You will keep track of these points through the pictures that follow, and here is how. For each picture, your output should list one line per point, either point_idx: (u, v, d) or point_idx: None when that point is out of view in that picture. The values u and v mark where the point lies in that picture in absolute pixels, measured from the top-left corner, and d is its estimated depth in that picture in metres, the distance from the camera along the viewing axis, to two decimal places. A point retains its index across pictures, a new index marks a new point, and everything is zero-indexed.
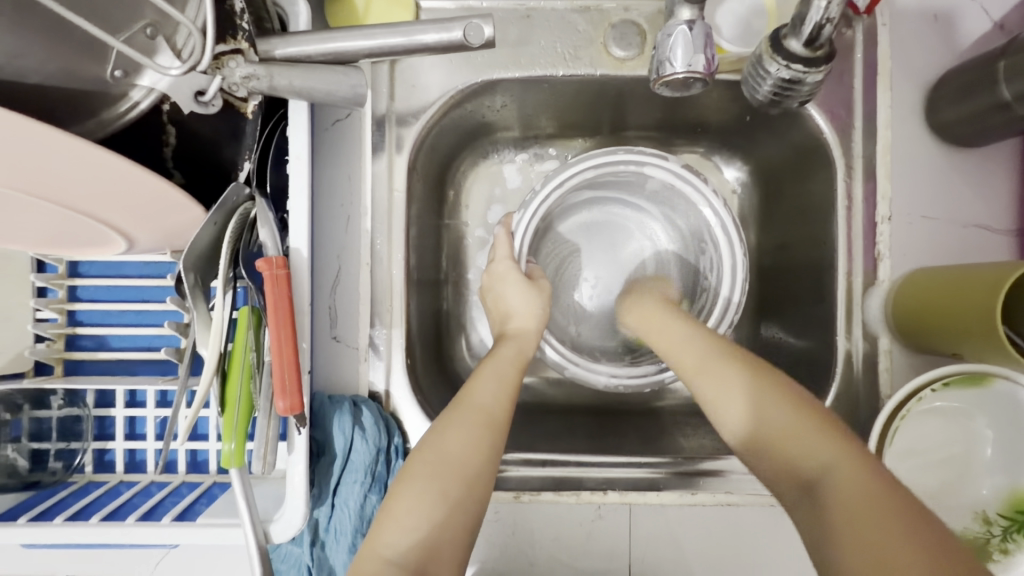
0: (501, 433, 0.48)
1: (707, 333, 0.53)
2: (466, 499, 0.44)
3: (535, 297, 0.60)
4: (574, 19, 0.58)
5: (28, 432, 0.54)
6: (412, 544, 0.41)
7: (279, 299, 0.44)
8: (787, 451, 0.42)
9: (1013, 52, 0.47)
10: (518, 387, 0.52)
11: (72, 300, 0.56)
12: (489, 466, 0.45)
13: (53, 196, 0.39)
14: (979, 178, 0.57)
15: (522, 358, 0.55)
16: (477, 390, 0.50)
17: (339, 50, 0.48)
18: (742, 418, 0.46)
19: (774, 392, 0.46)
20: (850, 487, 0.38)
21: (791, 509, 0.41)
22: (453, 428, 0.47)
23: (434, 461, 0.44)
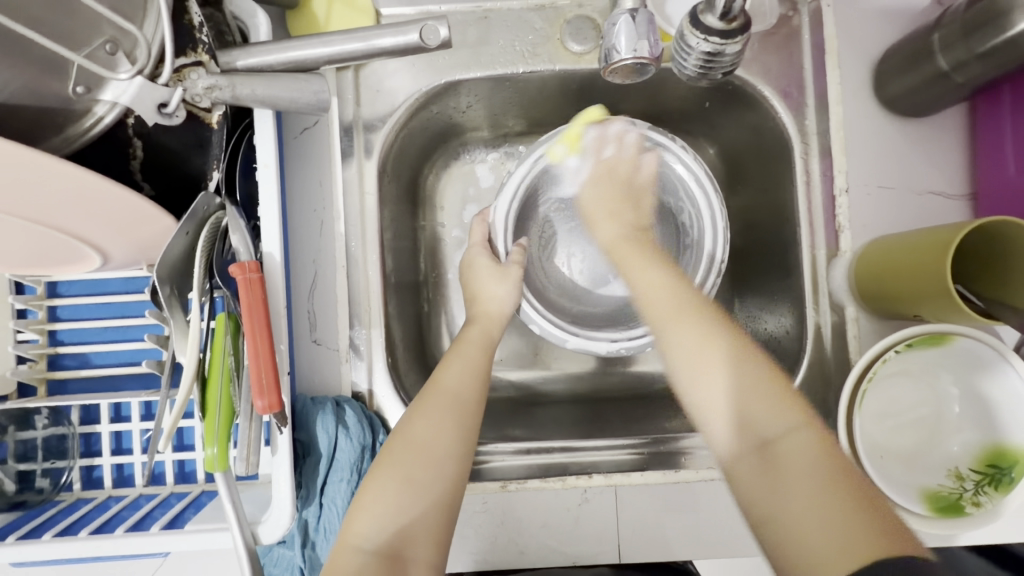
0: (475, 414, 0.50)
1: (676, 279, 0.55)
2: (438, 475, 0.46)
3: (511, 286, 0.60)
4: (530, 17, 0.60)
5: (15, 453, 0.54)
6: (387, 524, 0.43)
7: (253, 302, 0.45)
8: (747, 411, 0.45)
9: (945, 24, 0.49)
10: (487, 370, 0.54)
11: (52, 320, 0.57)
12: (462, 444, 0.48)
13: (27, 214, 0.40)
14: (931, 146, 0.58)
15: (488, 342, 0.57)
16: (446, 373, 0.52)
17: (298, 58, 0.50)
18: (717, 363, 0.47)
19: (739, 350, 0.48)
20: (809, 452, 0.42)
21: (738, 466, 0.43)
22: (424, 413, 0.49)
23: (405, 446, 0.46)
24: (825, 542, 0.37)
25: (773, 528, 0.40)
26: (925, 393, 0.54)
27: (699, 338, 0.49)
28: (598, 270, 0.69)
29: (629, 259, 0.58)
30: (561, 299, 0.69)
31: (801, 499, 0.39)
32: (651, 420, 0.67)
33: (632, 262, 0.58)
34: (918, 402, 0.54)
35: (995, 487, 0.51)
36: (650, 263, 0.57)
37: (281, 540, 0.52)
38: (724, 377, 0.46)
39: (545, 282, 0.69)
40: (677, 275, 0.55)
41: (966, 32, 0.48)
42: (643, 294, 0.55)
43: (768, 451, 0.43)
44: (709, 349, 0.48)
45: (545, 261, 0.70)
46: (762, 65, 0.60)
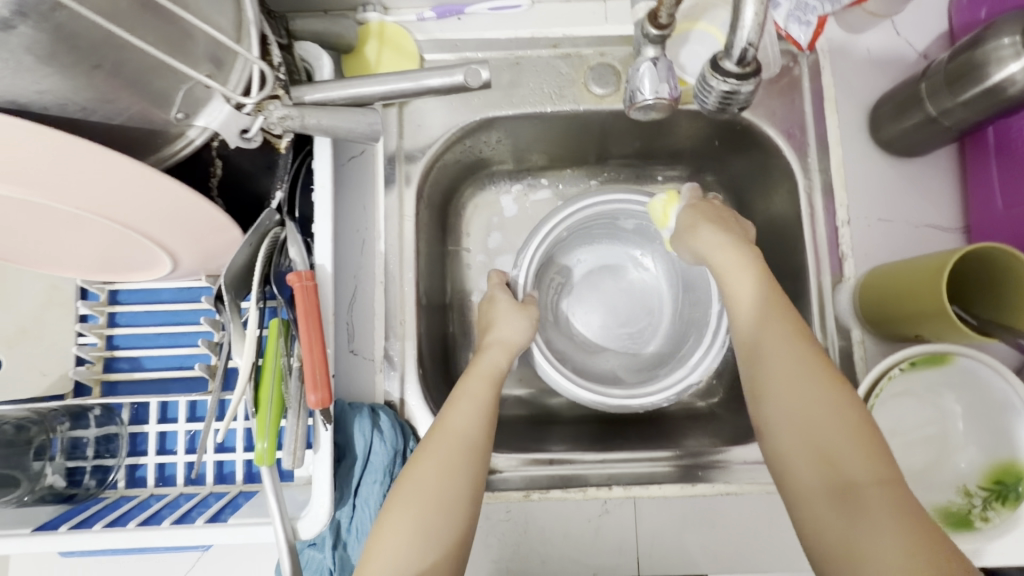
0: (482, 455, 0.53)
1: (802, 335, 0.49)
2: (449, 518, 0.48)
3: (524, 322, 0.65)
4: (557, 64, 0.67)
5: (64, 451, 0.57)
6: (401, 573, 0.45)
7: (308, 306, 0.49)
8: (823, 444, 0.44)
9: (930, 76, 0.56)
10: (493, 405, 0.57)
11: (111, 324, 0.61)
12: (474, 484, 0.50)
13: (124, 220, 0.45)
14: (927, 183, 0.63)
15: (497, 373, 0.60)
16: (458, 405, 0.55)
17: (358, 95, 0.56)
18: (800, 424, 0.46)
19: (831, 376, 0.47)
20: (892, 504, 0.40)
21: (813, 500, 0.43)
22: (438, 455, 0.51)
23: (420, 490, 0.49)
24: (898, 570, 0.38)
25: (841, 550, 0.41)
26: (931, 413, 0.57)
27: (804, 377, 0.47)
28: (609, 326, 0.76)
29: (765, 327, 0.50)
30: (581, 356, 0.75)
31: (883, 553, 0.39)
32: (667, 438, 0.69)
33: (762, 314, 0.51)
34: (926, 422, 0.57)
35: (1002, 503, 0.53)
36: (750, 279, 0.53)
37: (313, 542, 0.55)
38: (797, 429, 0.46)
39: (569, 346, 0.75)
40: (777, 297, 0.52)
41: (948, 82, 0.54)
42: (737, 313, 0.53)
43: (848, 492, 0.42)
44: (815, 422, 0.45)
45: (561, 326, 0.76)
46: (766, 110, 0.66)
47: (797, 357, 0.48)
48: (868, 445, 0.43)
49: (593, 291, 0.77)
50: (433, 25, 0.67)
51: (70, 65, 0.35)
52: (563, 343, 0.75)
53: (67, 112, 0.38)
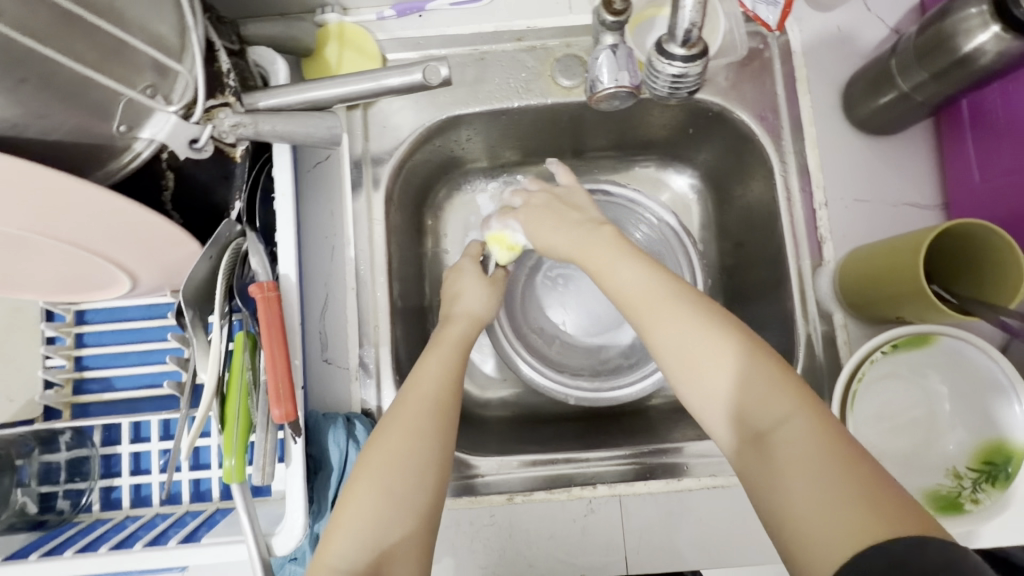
0: (450, 417, 0.51)
1: (678, 295, 0.47)
2: (416, 486, 0.47)
3: (487, 295, 0.64)
4: (522, 57, 0.66)
5: (37, 476, 0.55)
6: (364, 543, 0.44)
7: (271, 318, 0.48)
8: (741, 401, 0.41)
9: (900, 51, 0.54)
10: (460, 369, 0.55)
11: (78, 345, 0.60)
12: (439, 451, 0.49)
13: (74, 240, 0.44)
14: (904, 161, 0.62)
15: (464, 341, 0.59)
16: (422, 372, 0.53)
17: (315, 98, 0.55)
18: (712, 385, 0.43)
19: (752, 343, 0.43)
20: (808, 441, 0.38)
21: (741, 465, 0.41)
22: (404, 420, 0.50)
23: (382, 454, 0.48)
24: (823, 519, 0.35)
25: (771, 504, 0.38)
26: (917, 395, 0.56)
27: (694, 330, 0.44)
28: (585, 321, 0.75)
29: (643, 295, 0.47)
30: (555, 350, 0.74)
31: (810, 497, 0.36)
32: (654, 432, 0.68)
33: (636, 282, 0.48)
34: (912, 404, 0.56)
35: (992, 484, 0.52)
36: (622, 256, 0.51)
37: (294, 556, 0.54)
38: (704, 387, 0.43)
39: (544, 342, 0.74)
40: (662, 276, 0.48)
41: (918, 57, 0.52)
42: (628, 295, 0.49)
43: (764, 444, 0.40)
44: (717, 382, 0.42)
45: (535, 321, 0.74)
46: (737, 94, 0.65)
47: (704, 315, 0.45)
48: (782, 389, 0.41)
49: (569, 284, 0.75)
50: (394, 24, 0.65)
51: None
52: (537, 339, 0.74)
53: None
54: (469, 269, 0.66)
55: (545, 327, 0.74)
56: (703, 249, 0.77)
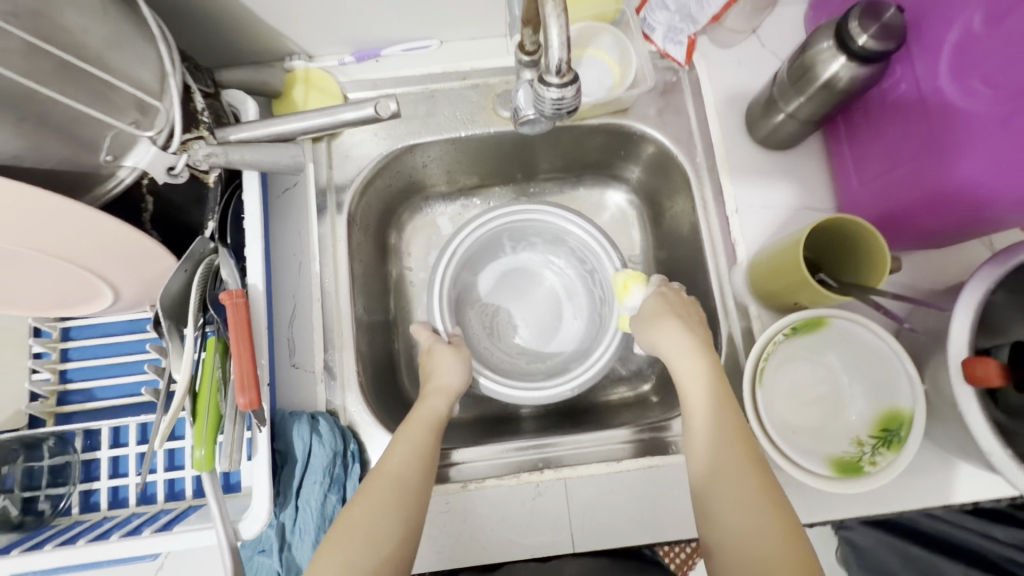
0: (415, 498, 0.55)
1: (733, 427, 0.54)
2: (371, 559, 0.50)
3: (460, 364, 0.69)
4: (468, 93, 0.75)
5: (20, 483, 0.59)
6: None
7: (239, 322, 0.54)
8: (745, 528, 0.48)
9: (779, 82, 0.64)
10: (433, 449, 0.60)
11: (64, 359, 0.65)
12: (404, 522, 0.53)
13: (64, 254, 0.50)
14: (801, 171, 0.71)
15: (436, 418, 0.63)
16: (398, 446, 0.58)
17: (280, 132, 0.63)
18: (724, 508, 0.50)
19: (753, 464, 0.51)
20: None
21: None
22: (368, 499, 0.54)
23: (349, 532, 0.51)
24: None
25: None
26: (822, 373, 0.63)
27: (724, 454, 0.52)
28: (542, 330, 0.82)
29: (708, 428, 0.54)
30: (522, 361, 0.81)
31: None
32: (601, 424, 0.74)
33: (717, 437, 0.53)
34: (819, 381, 0.63)
35: (888, 447, 0.58)
36: (702, 374, 0.58)
37: (262, 547, 0.58)
38: (732, 526, 0.49)
39: (509, 358, 0.81)
40: (723, 398, 0.56)
41: (793, 85, 0.62)
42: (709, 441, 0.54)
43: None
44: (727, 509, 0.50)
45: (497, 340, 0.82)
46: (656, 121, 0.74)
47: (710, 416, 0.55)
48: (782, 531, 0.47)
49: (521, 300, 0.84)
50: (353, 68, 0.75)
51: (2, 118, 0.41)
52: (502, 354, 0.81)
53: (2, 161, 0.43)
54: (440, 349, 0.70)
55: (506, 343, 0.82)
56: (642, 257, 0.86)
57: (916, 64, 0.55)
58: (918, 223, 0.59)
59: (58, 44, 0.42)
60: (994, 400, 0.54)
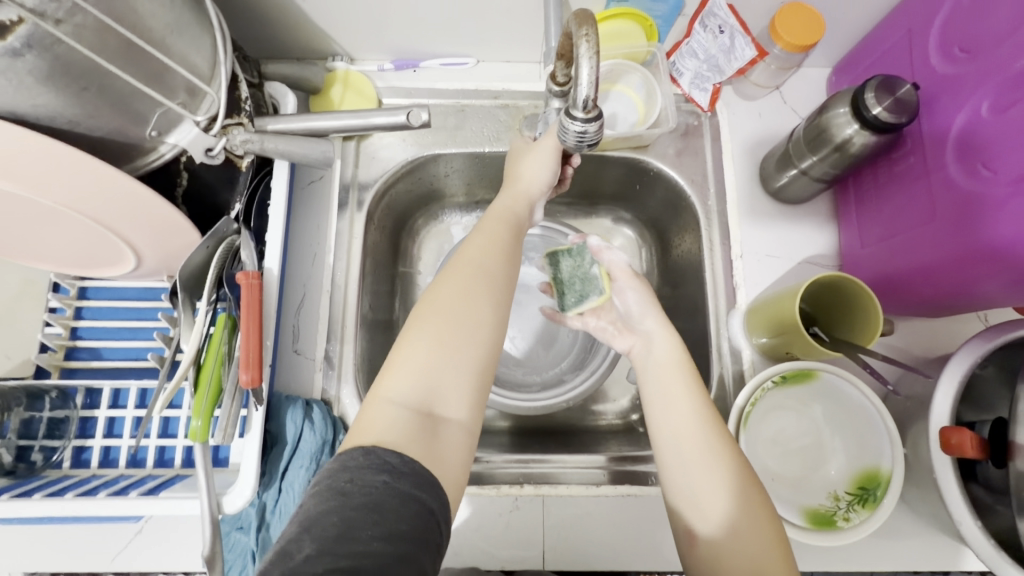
0: (503, 299, 0.52)
1: (719, 444, 0.51)
2: (467, 329, 0.48)
3: (549, 166, 0.62)
4: (497, 112, 0.78)
5: (17, 431, 0.60)
6: (419, 379, 0.46)
7: (251, 302, 0.57)
8: (743, 549, 0.47)
9: (794, 139, 0.67)
10: (514, 249, 0.56)
11: (77, 318, 0.67)
12: (492, 347, 0.49)
13: (96, 217, 0.52)
14: (808, 226, 0.73)
15: (514, 210, 0.59)
16: (483, 257, 0.53)
17: (314, 127, 0.66)
18: (720, 532, 0.48)
19: (749, 484, 0.49)
20: None
21: None
22: (452, 281, 0.51)
23: (435, 309, 0.49)
24: None
25: None
26: (808, 425, 0.64)
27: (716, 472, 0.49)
28: (537, 342, 0.85)
29: (694, 443, 0.51)
30: (517, 370, 0.84)
31: None
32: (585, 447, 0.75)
33: (705, 461, 0.50)
34: (802, 432, 0.64)
35: (863, 505, 0.59)
36: (678, 384, 0.54)
37: (240, 524, 0.60)
38: (733, 562, 0.47)
39: (508, 369, 0.84)
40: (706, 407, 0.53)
41: (807, 144, 0.65)
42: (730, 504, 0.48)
43: None
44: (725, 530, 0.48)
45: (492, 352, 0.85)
46: (675, 160, 0.77)
47: (699, 431, 0.51)
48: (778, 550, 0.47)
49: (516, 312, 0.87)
50: (392, 75, 0.78)
51: (64, 86, 0.44)
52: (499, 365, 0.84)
53: (58, 124, 0.46)
54: (526, 152, 0.64)
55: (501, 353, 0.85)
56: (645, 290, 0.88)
57: (922, 120, 0.59)
58: (914, 290, 0.61)
59: (127, 25, 0.45)
60: (976, 472, 0.54)
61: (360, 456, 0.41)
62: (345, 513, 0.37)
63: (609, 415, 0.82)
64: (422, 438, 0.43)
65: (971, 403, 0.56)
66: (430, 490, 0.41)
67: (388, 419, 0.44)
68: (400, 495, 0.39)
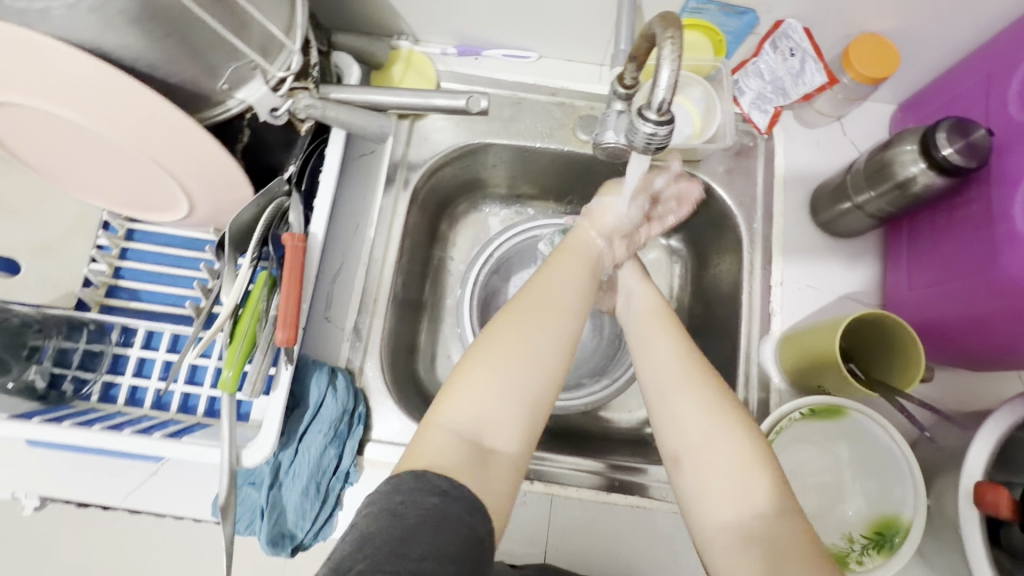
0: (570, 338, 0.51)
1: (707, 385, 0.50)
2: (526, 364, 0.48)
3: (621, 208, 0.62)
4: (553, 109, 0.78)
5: (53, 358, 0.63)
6: (473, 408, 0.47)
7: (294, 265, 0.57)
8: (739, 488, 0.45)
9: (853, 170, 0.66)
10: (588, 284, 0.55)
11: (121, 258, 0.68)
12: (549, 385, 0.49)
13: (160, 161, 0.53)
14: (853, 262, 0.72)
15: (592, 246, 0.58)
16: (556, 292, 0.53)
17: (375, 101, 0.67)
18: (712, 469, 0.47)
19: (745, 425, 0.48)
20: (799, 551, 0.42)
21: (726, 551, 0.44)
22: (521, 312, 0.51)
23: (497, 338, 0.49)
24: None
25: None
26: (828, 461, 0.63)
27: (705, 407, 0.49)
28: None
29: (684, 382, 0.51)
30: None
31: None
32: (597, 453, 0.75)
33: (695, 403, 0.49)
34: (823, 468, 0.63)
35: (878, 551, 0.57)
36: (666, 333, 0.55)
37: (253, 479, 0.60)
38: (722, 500, 0.45)
39: None
40: (694, 353, 0.53)
41: (867, 178, 0.64)
42: (735, 494, 0.45)
43: (761, 547, 0.43)
44: (718, 466, 0.46)
45: None
46: (725, 178, 0.76)
47: (687, 372, 0.51)
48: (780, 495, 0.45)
49: None
50: (453, 60, 0.79)
51: (150, 30, 0.45)
52: None
53: (138, 66, 0.47)
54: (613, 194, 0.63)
55: None
56: (675, 304, 0.87)
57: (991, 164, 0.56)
58: (959, 337, 0.60)
59: None
60: (1000, 535, 0.53)
61: (411, 481, 0.42)
62: (400, 532, 0.39)
63: (623, 423, 0.82)
64: (473, 469, 0.44)
65: (1006, 463, 0.54)
66: (475, 515, 0.42)
67: (440, 445, 0.45)
68: (453, 517, 0.41)
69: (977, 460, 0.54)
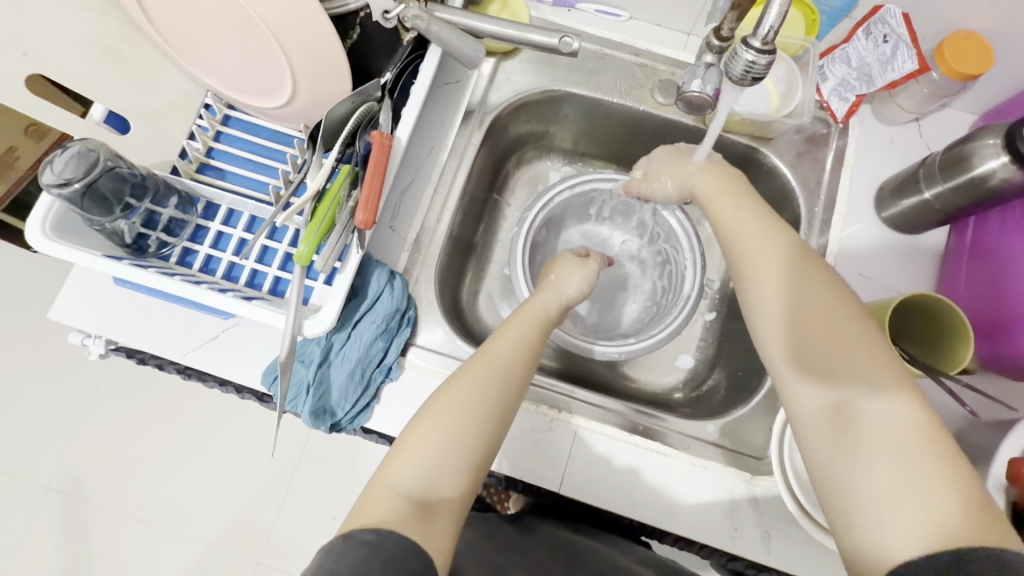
0: (516, 397, 0.56)
1: (801, 274, 0.54)
2: (475, 424, 0.52)
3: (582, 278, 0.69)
4: (634, 68, 0.81)
5: (143, 219, 0.65)
6: (424, 464, 0.50)
7: (378, 163, 0.61)
8: (830, 366, 0.49)
9: (928, 162, 0.67)
10: (537, 346, 0.61)
11: (214, 140, 0.74)
12: (493, 445, 0.53)
13: (278, 36, 0.57)
14: (909, 258, 0.72)
15: (545, 317, 0.64)
16: (501, 356, 0.57)
17: (472, 26, 0.69)
18: (802, 350, 0.51)
19: (845, 307, 0.51)
20: (893, 415, 0.45)
21: (813, 423, 0.49)
22: (469, 376, 0.55)
23: (447, 403, 0.53)
24: (899, 497, 0.42)
25: (832, 467, 0.46)
26: None
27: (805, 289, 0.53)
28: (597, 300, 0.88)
29: (786, 270, 0.55)
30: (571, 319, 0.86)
31: (884, 473, 0.43)
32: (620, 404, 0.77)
33: (793, 289, 0.53)
34: None
35: None
36: (770, 226, 0.58)
37: (303, 357, 0.64)
38: (813, 374, 0.50)
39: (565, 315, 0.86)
40: (795, 245, 0.56)
41: (941, 171, 0.64)
42: (822, 381, 0.49)
43: (847, 416, 0.47)
44: (812, 347, 0.50)
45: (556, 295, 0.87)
46: (792, 159, 0.77)
47: (785, 259, 0.55)
48: (876, 368, 0.48)
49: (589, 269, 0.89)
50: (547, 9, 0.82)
51: None
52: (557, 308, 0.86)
53: None
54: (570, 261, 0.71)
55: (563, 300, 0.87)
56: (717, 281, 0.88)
57: None
58: (1012, 336, 0.60)
59: None
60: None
61: (342, 542, 0.44)
62: None
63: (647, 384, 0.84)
64: (416, 523, 0.46)
65: None
66: (415, 552, 0.44)
67: (389, 505, 0.47)
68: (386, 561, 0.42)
69: (1011, 449, 0.54)
